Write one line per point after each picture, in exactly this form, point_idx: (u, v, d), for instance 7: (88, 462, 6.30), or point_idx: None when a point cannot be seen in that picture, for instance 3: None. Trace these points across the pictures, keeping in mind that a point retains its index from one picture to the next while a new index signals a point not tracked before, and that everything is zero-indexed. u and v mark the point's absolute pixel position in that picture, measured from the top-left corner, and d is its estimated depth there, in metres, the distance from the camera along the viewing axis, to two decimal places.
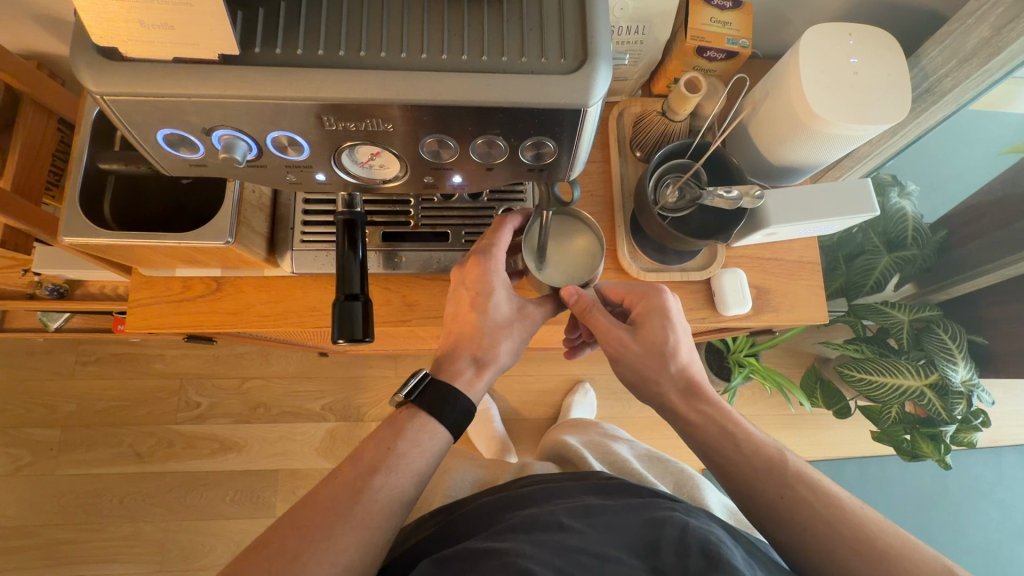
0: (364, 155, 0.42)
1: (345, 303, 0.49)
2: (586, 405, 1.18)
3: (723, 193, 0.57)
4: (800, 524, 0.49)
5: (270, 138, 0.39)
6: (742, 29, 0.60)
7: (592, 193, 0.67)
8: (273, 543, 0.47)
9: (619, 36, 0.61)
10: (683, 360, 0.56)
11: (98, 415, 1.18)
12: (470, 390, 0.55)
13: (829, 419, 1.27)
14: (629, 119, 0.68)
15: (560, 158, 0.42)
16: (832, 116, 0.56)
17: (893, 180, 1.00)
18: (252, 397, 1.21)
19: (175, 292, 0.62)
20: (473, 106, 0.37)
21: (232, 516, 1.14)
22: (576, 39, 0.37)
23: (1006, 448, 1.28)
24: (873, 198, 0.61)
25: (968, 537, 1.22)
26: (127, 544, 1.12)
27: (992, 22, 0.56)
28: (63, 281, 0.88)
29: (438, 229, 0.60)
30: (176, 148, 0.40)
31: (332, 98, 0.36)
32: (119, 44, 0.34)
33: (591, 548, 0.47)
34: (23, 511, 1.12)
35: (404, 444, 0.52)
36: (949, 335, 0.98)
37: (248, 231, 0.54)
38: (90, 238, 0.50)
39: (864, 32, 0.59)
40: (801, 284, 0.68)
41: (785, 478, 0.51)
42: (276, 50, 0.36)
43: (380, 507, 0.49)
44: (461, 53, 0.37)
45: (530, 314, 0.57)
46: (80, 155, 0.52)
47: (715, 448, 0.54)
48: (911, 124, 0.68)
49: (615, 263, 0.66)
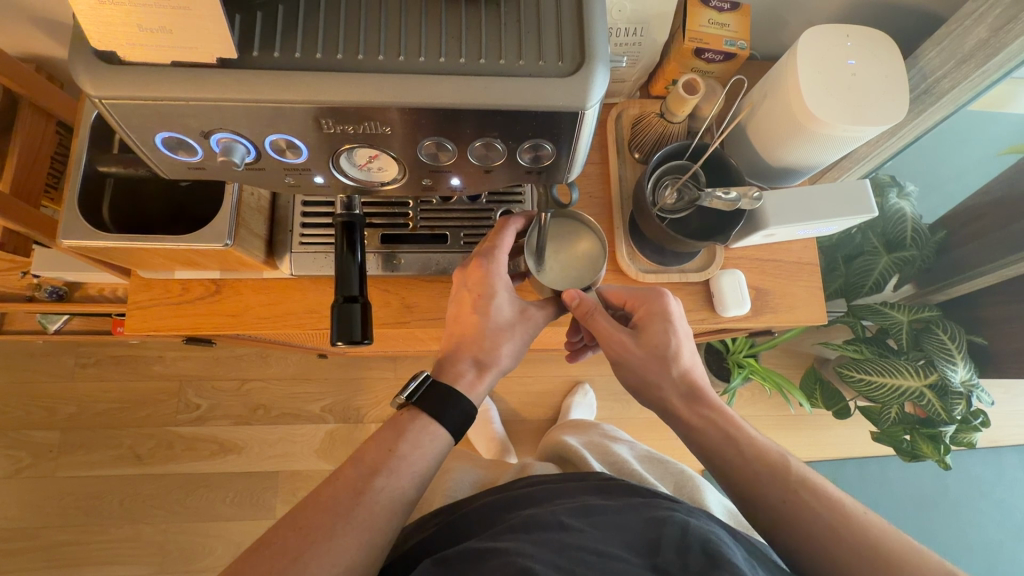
0: (363, 157, 0.42)
1: (344, 306, 0.49)
2: (586, 406, 1.18)
3: (721, 194, 0.57)
4: (802, 529, 0.49)
5: (268, 141, 0.39)
6: (739, 31, 0.60)
7: (591, 194, 0.67)
8: (273, 544, 0.47)
9: (617, 38, 0.61)
10: (685, 364, 0.56)
11: (97, 417, 1.18)
12: (471, 392, 0.55)
13: (829, 420, 1.27)
14: (627, 121, 0.68)
15: (558, 160, 0.42)
16: (829, 116, 0.56)
17: (892, 181, 1.00)
18: (252, 399, 1.21)
19: (175, 294, 0.62)
20: (471, 109, 0.37)
21: (232, 518, 1.14)
22: (573, 42, 0.37)
23: (1006, 448, 1.28)
24: (871, 198, 0.61)
25: (968, 537, 1.22)
26: (127, 546, 1.12)
27: (990, 24, 0.56)
28: (62, 284, 0.88)
29: (437, 231, 0.60)
30: (175, 151, 0.40)
31: (331, 101, 0.36)
32: (118, 48, 0.34)
33: (593, 546, 0.47)
34: (22, 514, 1.12)
35: (404, 446, 0.52)
36: (948, 336, 0.98)
37: (246, 234, 0.54)
38: (89, 241, 0.50)
39: (863, 33, 0.59)
40: (801, 284, 0.68)
41: (787, 482, 0.51)
42: (274, 53, 0.36)
43: (380, 508, 0.49)
44: (459, 56, 0.37)
45: (531, 317, 0.57)
46: (79, 158, 0.52)
47: (717, 452, 0.54)
48: (909, 125, 0.68)
49: (615, 265, 0.66)
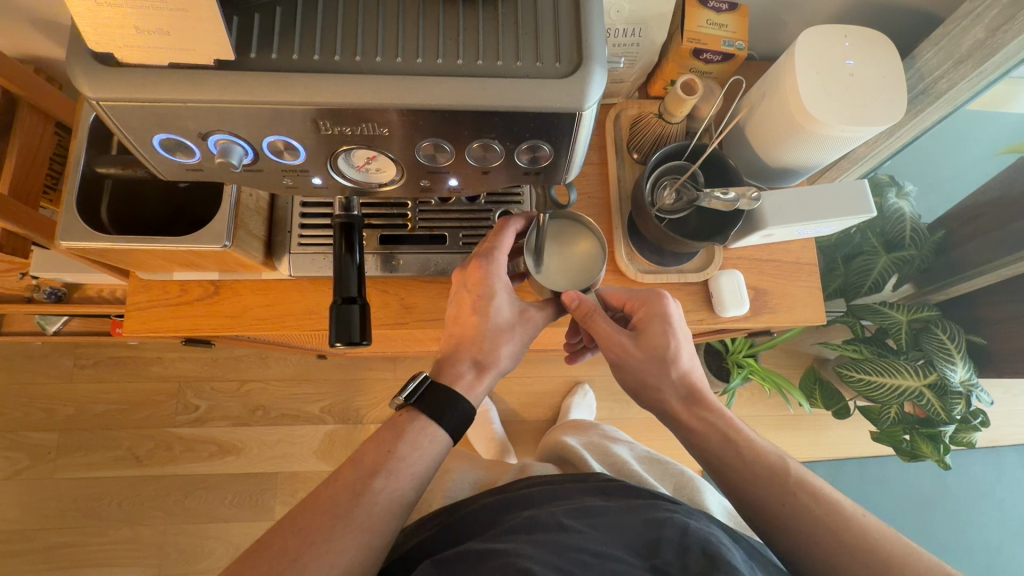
0: (360, 159, 0.42)
1: (343, 307, 0.49)
2: (585, 406, 1.18)
3: (719, 194, 0.57)
4: (801, 532, 0.49)
5: (265, 142, 0.39)
6: (738, 32, 0.60)
7: (590, 195, 0.67)
8: (273, 545, 0.47)
9: (615, 39, 0.61)
10: (684, 366, 0.56)
11: (97, 418, 1.18)
12: (470, 393, 0.55)
13: (828, 420, 1.27)
14: (626, 121, 0.68)
15: (555, 161, 0.42)
16: (826, 116, 0.56)
17: (891, 181, 1.00)
18: (251, 400, 1.21)
19: (173, 296, 0.62)
20: (469, 110, 0.37)
21: (231, 519, 1.14)
22: (571, 43, 0.37)
23: (1005, 448, 1.28)
24: (869, 198, 0.61)
25: (967, 537, 1.22)
26: (126, 547, 1.12)
27: (988, 24, 0.56)
28: (61, 285, 0.87)
29: (436, 232, 0.60)
30: (172, 152, 0.40)
31: (328, 102, 0.36)
32: (115, 49, 0.34)
33: (592, 547, 0.47)
34: (22, 516, 1.12)
35: (404, 447, 0.52)
36: (948, 336, 0.98)
37: (245, 235, 0.54)
38: (87, 243, 0.50)
39: (861, 33, 0.59)
40: (799, 285, 0.68)
41: (787, 485, 0.51)
42: (272, 54, 0.36)
43: (379, 509, 0.49)
44: (456, 57, 0.37)
45: (531, 318, 0.57)
46: (77, 159, 0.52)
47: (717, 454, 0.54)
48: (907, 125, 0.68)
49: (614, 266, 0.66)
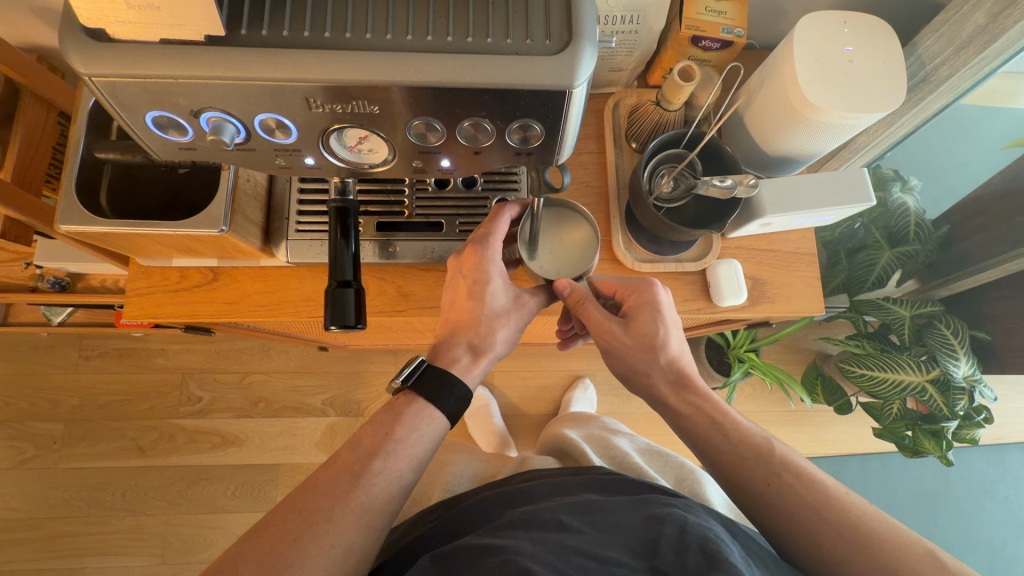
0: (353, 138, 0.42)
1: (338, 290, 0.49)
2: (586, 400, 1.18)
3: (717, 182, 0.56)
4: (786, 511, 0.49)
5: (258, 120, 0.39)
6: (737, 19, 0.60)
7: (587, 184, 0.67)
8: (272, 527, 0.47)
9: (613, 26, 0.60)
10: (673, 352, 0.56)
11: (101, 409, 1.19)
12: (467, 377, 0.55)
13: (831, 416, 1.26)
14: (624, 111, 0.68)
15: (547, 141, 0.42)
16: (825, 103, 0.55)
17: (895, 175, 0.99)
18: (254, 392, 1.22)
19: (172, 281, 0.62)
20: (459, 88, 0.37)
21: (232, 510, 1.15)
22: (562, 21, 0.37)
23: (1009, 446, 1.26)
24: (869, 187, 0.60)
25: (971, 535, 1.21)
26: (128, 537, 1.13)
27: (988, 9, 0.56)
28: (64, 274, 0.87)
29: (433, 219, 0.60)
30: (165, 130, 0.40)
31: (320, 79, 0.36)
32: (107, 26, 0.35)
33: (591, 550, 0.47)
34: (26, 505, 1.13)
35: (403, 429, 0.52)
36: (950, 331, 0.96)
37: (242, 221, 0.54)
38: (84, 225, 0.51)
39: (861, 20, 0.59)
40: (799, 275, 0.67)
41: (772, 466, 0.51)
42: (263, 31, 0.36)
43: (379, 490, 0.49)
44: (446, 35, 0.37)
45: (526, 304, 0.57)
46: (76, 144, 0.53)
47: (705, 439, 0.54)
48: (908, 112, 0.68)
49: (610, 254, 0.66)
